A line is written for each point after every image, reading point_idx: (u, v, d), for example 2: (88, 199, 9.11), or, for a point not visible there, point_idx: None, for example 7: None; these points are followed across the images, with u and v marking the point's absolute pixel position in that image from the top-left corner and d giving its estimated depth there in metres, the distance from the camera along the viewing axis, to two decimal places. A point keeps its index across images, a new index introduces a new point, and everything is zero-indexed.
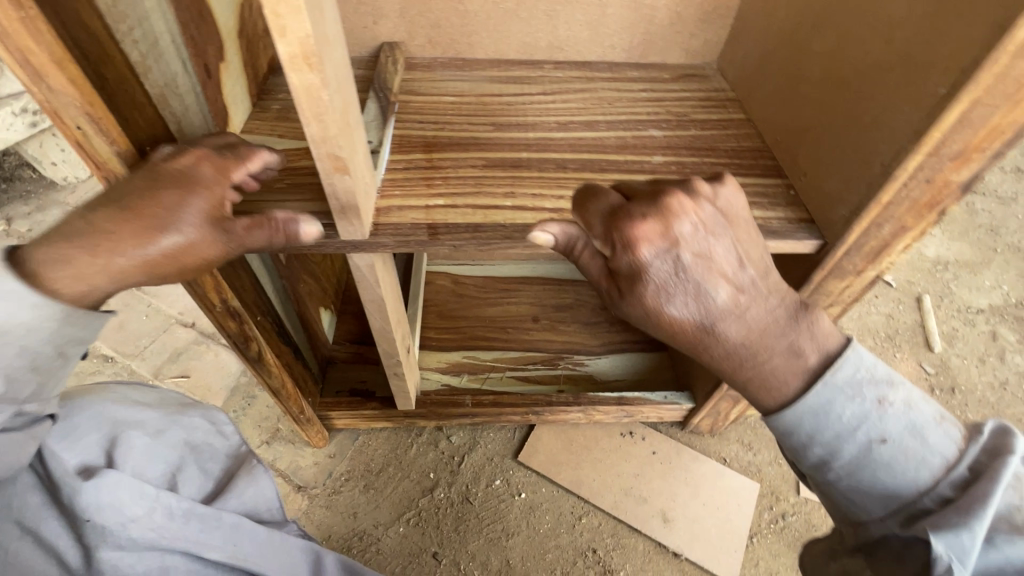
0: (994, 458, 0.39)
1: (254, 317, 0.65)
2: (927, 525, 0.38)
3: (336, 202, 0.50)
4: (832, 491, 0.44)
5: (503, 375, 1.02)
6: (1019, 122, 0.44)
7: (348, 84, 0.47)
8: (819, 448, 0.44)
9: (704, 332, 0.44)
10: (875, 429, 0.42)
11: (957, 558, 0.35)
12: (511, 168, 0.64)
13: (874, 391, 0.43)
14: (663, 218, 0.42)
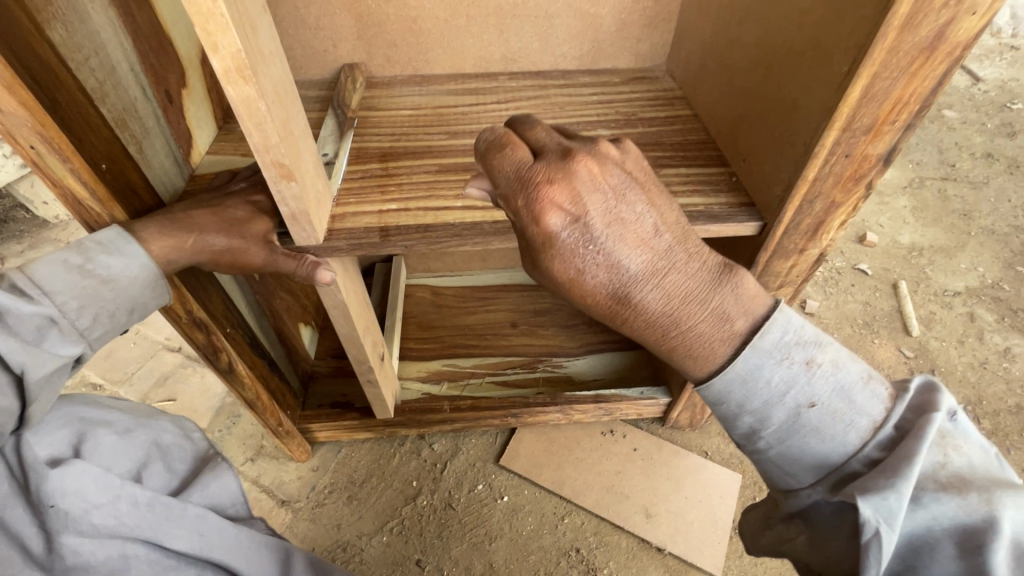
0: (919, 417, 0.39)
1: (222, 329, 0.68)
2: (856, 489, 0.37)
3: (287, 208, 0.53)
4: (763, 459, 0.43)
5: (482, 381, 1.03)
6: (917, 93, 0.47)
7: (289, 98, 0.51)
8: (750, 417, 0.42)
9: (621, 301, 0.41)
10: (805, 394, 0.40)
11: (885, 521, 0.35)
12: (462, 171, 0.66)
13: (803, 353, 0.40)
14: (569, 182, 0.40)
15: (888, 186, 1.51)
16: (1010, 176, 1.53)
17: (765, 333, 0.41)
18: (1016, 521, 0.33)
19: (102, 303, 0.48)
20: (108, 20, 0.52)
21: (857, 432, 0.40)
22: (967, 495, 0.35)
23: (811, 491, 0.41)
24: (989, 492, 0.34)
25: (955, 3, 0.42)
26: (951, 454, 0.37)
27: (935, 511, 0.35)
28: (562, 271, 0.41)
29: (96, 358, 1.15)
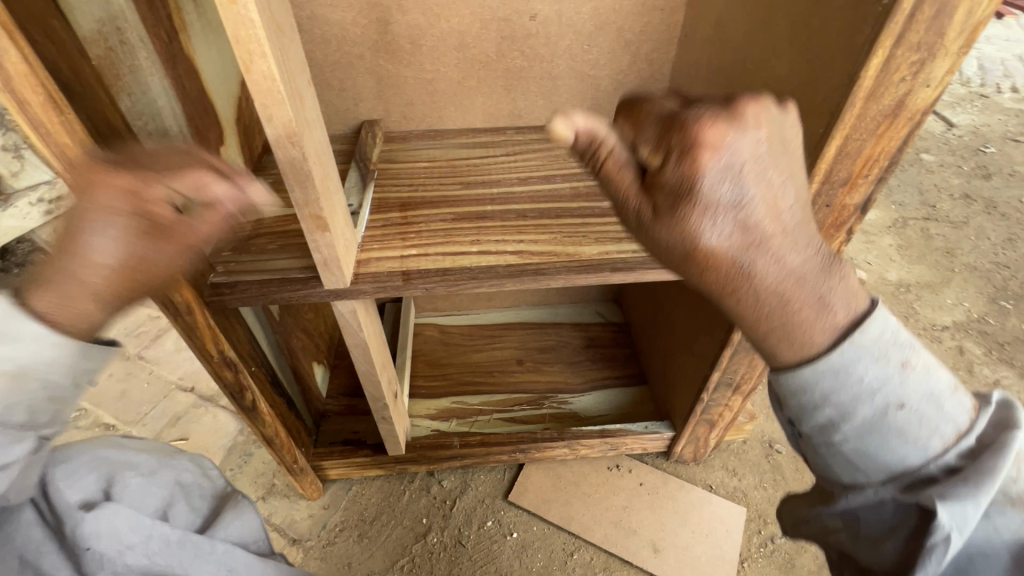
0: (1001, 432, 0.37)
1: (249, 368, 0.72)
2: (931, 490, 0.36)
3: (320, 254, 0.58)
4: (829, 451, 0.40)
5: (490, 417, 1.06)
6: (886, 152, 0.53)
7: (326, 157, 0.56)
8: (830, 409, 0.38)
9: (735, 269, 0.37)
10: (897, 394, 0.37)
11: (957, 526, 0.34)
12: (476, 219, 0.72)
13: (899, 356, 0.38)
14: (734, 122, 0.35)
15: (874, 226, 1.58)
16: (989, 215, 1.61)
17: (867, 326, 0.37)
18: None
19: (24, 394, 0.46)
20: (164, 89, 0.58)
21: (945, 436, 0.37)
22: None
23: (878, 489, 0.38)
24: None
25: (911, 78, 0.48)
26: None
27: (996, 522, 0.35)
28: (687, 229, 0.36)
29: (110, 397, 1.18)
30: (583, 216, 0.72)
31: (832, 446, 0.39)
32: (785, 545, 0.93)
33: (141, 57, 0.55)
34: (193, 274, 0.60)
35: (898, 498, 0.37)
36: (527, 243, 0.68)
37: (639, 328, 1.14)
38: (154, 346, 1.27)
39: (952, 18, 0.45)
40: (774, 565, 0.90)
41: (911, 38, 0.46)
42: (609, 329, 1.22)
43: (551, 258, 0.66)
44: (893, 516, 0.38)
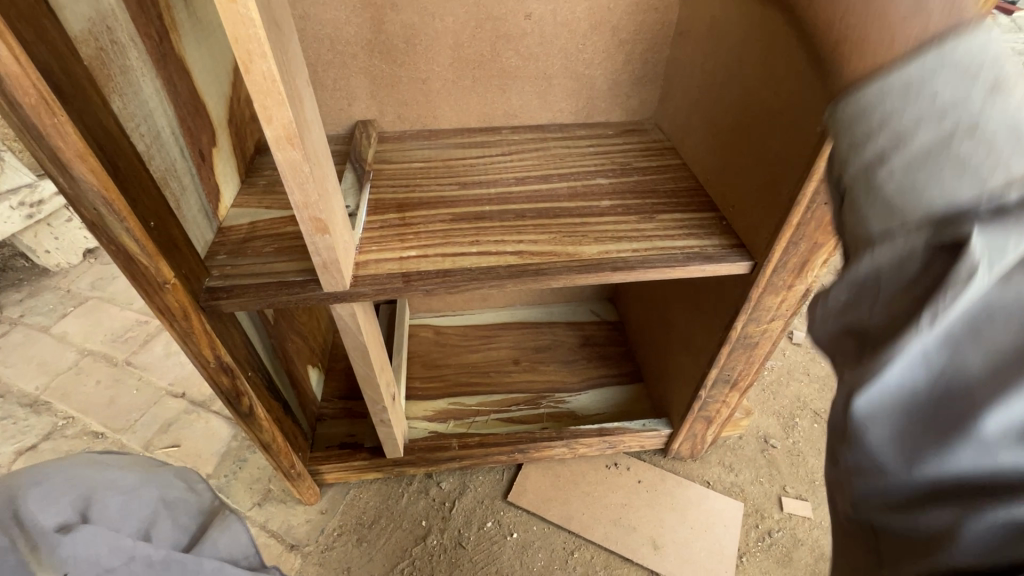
0: None
1: (245, 373, 0.70)
2: (970, 215, 0.24)
3: (320, 257, 0.57)
4: (859, 193, 0.28)
5: (488, 418, 1.06)
6: None
7: (325, 157, 0.55)
8: (882, 136, 0.27)
9: None
10: (970, 116, 0.25)
11: (990, 260, 0.24)
12: (475, 219, 0.71)
13: (988, 68, 0.25)
14: None
15: None
16: None
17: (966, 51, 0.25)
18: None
19: None
20: (156, 90, 0.57)
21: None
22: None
23: (906, 233, 0.26)
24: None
25: None
26: None
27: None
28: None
29: (98, 404, 1.15)
30: (581, 215, 0.72)
31: (864, 185, 0.28)
32: (781, 538, 0.94)
33: (132, 57, 0.53)
34: (190, 277, 0.59)
35: (927, 243, 0.26)
36: (526, 242, 0.68)
37: (634, 327, 1.15)
38: (143, 351, 1.25)
39: None
40: (772, 558, 0.91)
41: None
42: (604, 328, 1.22)
43: (551, 258, 0.66)
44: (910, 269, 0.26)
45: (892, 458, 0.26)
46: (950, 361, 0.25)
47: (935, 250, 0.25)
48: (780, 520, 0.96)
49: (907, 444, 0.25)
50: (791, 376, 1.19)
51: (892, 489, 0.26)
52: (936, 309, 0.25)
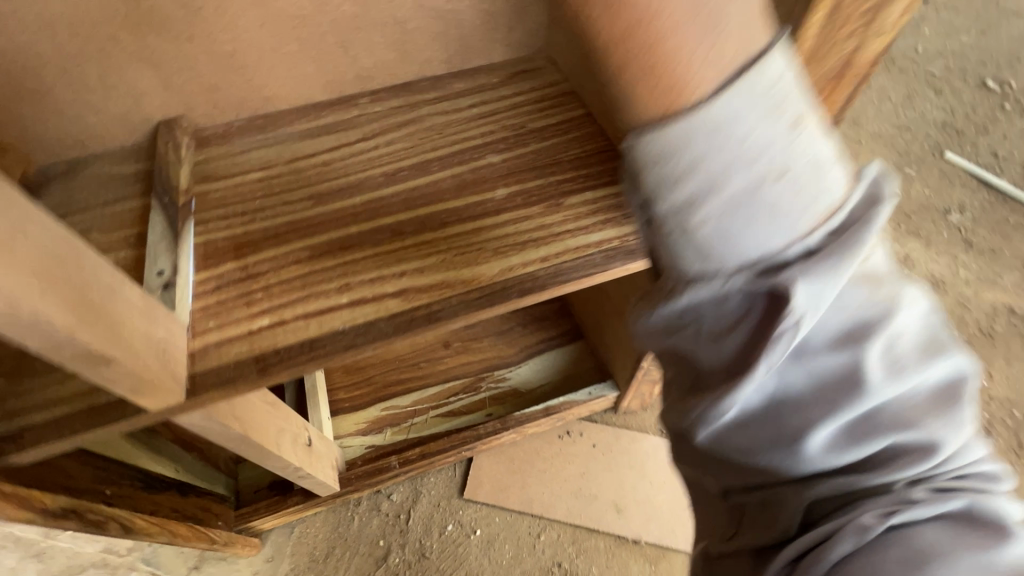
0: (872, 207, 0.28)
1: (100, 498, 0.56)
2: (792, 272, 0.27)
3: (123, 387, 0.42)
4: (680, 236, 0.28)
5: (427, 417, 0.95)
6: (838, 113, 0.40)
7: (70, 250, 0.37)
8: (695, 178, 0.26)
9: None
10: (781, 157, 0.26)
11: (810, 311, 0.28)
12: (340, 250, 0.56)
13: (790, 98, 0.26)
14: None
15: None
16: (890, 70, 1.52)
17: (769, 76, 0.25)
18: (913, 315, 0.30)
19: None
20: None
21: (828, 198, 0.28)
22: (880, 292, 0.30)
23: (729, 282, 0.28)
24: (894, 288, 0.30)
25: None
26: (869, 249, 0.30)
27: (842, 304, 0.29)
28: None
29: None
30: (471, 218, 0.58)
31: (680, 228, 0.28)
32: None
33: None
34: None
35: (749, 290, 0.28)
36: (410, 273, 0.54)
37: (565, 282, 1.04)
38: None
39: None
40: None
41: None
42: None
43: (444, 293, 0.53)
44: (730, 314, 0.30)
45: (735, 465, 0.32)
46: (773, 394, 0.30)
47: (750, 296, 0.29)
48: None
49: (745, 455, 0.31)
50: None
51: (726, 478, 0.33)
52: (771, 358, 0.29)
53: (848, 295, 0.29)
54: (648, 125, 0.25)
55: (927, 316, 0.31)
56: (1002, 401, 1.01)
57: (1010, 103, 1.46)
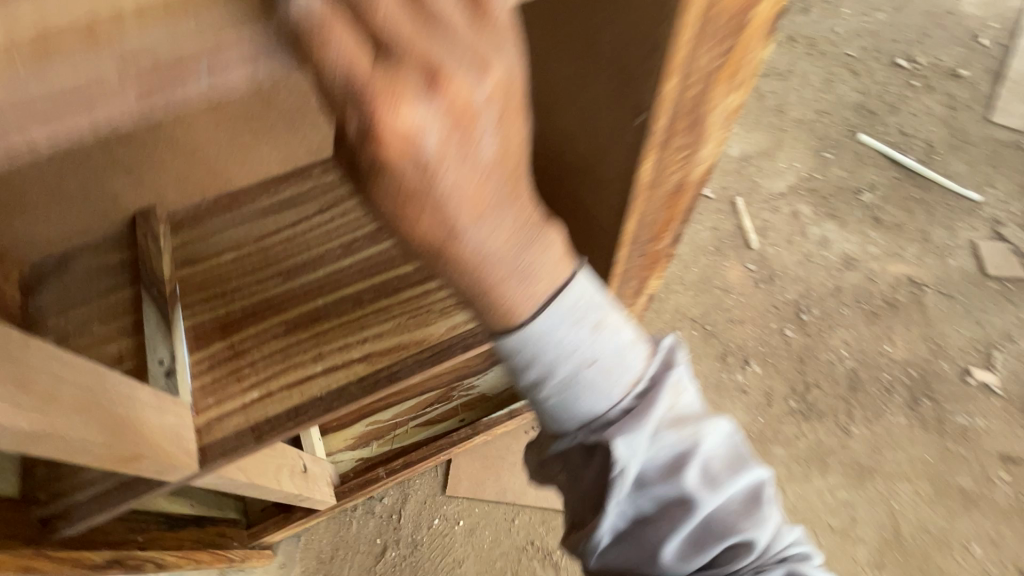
0: (661, 371, 0.41)
1: (133, 546, 0.67)
2: (611, 430, 0.39)
3: (150, 470, 0.53)
4: (537, 409, 0.40)
5: (406, 428, 1.04)
6: (680, 213, 0.52)
7: (98, 384, 0.48)
8: (530, 374, 0.38)
9: (423, 197, 0.28)
10: (589, 352, 0.37)
11: (632, 456, 0.39)
12: (311, 322, 0.67)
13: (590, 313, 0.37)
14: (437, 75, 0.24)
15: None
16: (812, 55, 1.65)
17: (572, 298, 0.36)
18: (712, 441, 0.42)
19: None
20: None
21: (630, 373, 0.39)
22: (685, 429, 0.41)
23: (576, 438, 0.41)
24: (700, 426, 0.42)
25: (682, 162, 0.44)
26: (678, 398, 0.42)
27: (664, 446, 0.41)
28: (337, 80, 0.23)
29: None
30: (419, 283, 0.69)
31: (533, 404, 0.40)
32: None
33: None
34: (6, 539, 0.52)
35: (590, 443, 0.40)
36: (371, 338, 0.66)
37: None
38: None
39: (709, 115, 0.40)
40: None
41: (673, 143, 0.41)
42: None
43: (400, 354, 0.66)
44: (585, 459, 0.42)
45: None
46: (628, 516, 0.41)
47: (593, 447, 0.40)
48: None
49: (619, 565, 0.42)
50: (668, 290, 1.28)
51: None
52: (615, 493, 0.40)
53: (663, 438, 0.41)
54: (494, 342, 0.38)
55: (728, 444, 0.43)
56: (904, 361, 1.16)
57: (917, 80, 1.59)
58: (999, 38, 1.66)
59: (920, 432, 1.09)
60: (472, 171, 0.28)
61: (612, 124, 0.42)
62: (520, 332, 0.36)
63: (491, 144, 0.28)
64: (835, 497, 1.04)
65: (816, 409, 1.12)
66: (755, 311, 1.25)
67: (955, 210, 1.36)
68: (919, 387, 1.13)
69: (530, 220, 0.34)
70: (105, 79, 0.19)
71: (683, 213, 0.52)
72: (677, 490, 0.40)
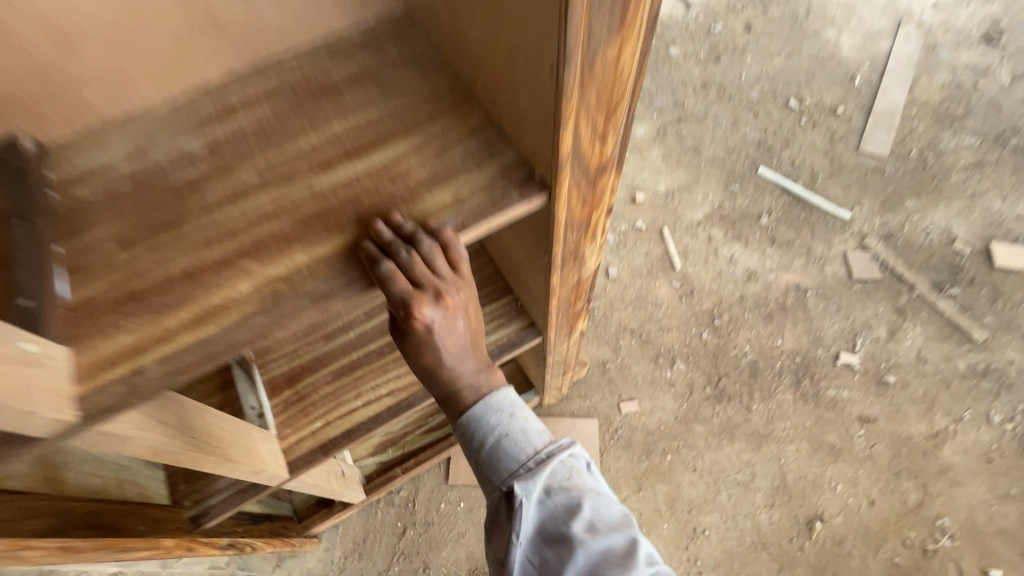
0: (554, 451, 0.72)
1: (235, 534, 0.97)
2: (517, 481, 0.70)
3: (268, 477, 0.84)
4: (480, 466, 0.74)
5: (414, 435, 1.36)
6: (585, 289, 0.86)
7: (240, 428, 0.80)
8: (474, 442, 0.73)
9: (427, 341, 0.64)
10: (505, 430, 0.73)
11: (526, 497, 0.69)
12: (350, 370, 0.98)
13: (509, 406, 0.74)
14: (440, 296, 0.61)
15: (643, 141, 1.96)
16: (721, 102, 2.05)
17: (498, 400, 0.73)
18: (590, 501, 0.68)
19: None
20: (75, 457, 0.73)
21: (531, 447, 0.72)
22: (568, 490, 0.69)
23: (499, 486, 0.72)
24: (580, 490, 0.69)
25: (577, 269, 0.78)
26: (568, 471, 0.71)
27: (553, 499, 0.69)
28: (404, 302, 0.59)
29: None
30: None
31: (476, 462, 0.74)
32: (624, 430, 1.46)
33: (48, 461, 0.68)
34: (174, 526, 0.82)
35: (505, 488, 0.71)
36: (393, 379, 0.98)
37: None
38: None
39: (585, 250, 0.74)
40: (622, 445, 1.44)
41: (568, 266, 0.74)
42: None
43: (414, 388, 0.98)
44: (506, 506, 0.71)
45: None
46: (530, 541, 0.69)
47: (508, 491, 0.71)
48: (621, 419, 1.47)
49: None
50: (613, 308, 1.62)
51: None
52: (518, 524, 0.68)
53: (553, 495, 0.69)
54: (455, 421, 0.74)
55: (604, 508, 0.69)
56: (790, 351, 1.52)
57: (805, 118, 1.99)
58: (869, 76, 2.07)
59: (801, 405, 1.45)
60: (452, 332, 0.65)
61: (535, 255, 0.75)
62: (467, 413, 0.73)
63: (460, 322, 0.66)
64: (739, 459, 1.40)
65: (725, 394, 1.48)
66: (680, 320, 1.59)
67: (831, 227, 1.73)
68: (800, 370, 1.49)
69: (475, 354, 0.72)
70: (306, 308, 0.55)
71: (587, 289, 0.86)
72: (560, 528, 0.67)
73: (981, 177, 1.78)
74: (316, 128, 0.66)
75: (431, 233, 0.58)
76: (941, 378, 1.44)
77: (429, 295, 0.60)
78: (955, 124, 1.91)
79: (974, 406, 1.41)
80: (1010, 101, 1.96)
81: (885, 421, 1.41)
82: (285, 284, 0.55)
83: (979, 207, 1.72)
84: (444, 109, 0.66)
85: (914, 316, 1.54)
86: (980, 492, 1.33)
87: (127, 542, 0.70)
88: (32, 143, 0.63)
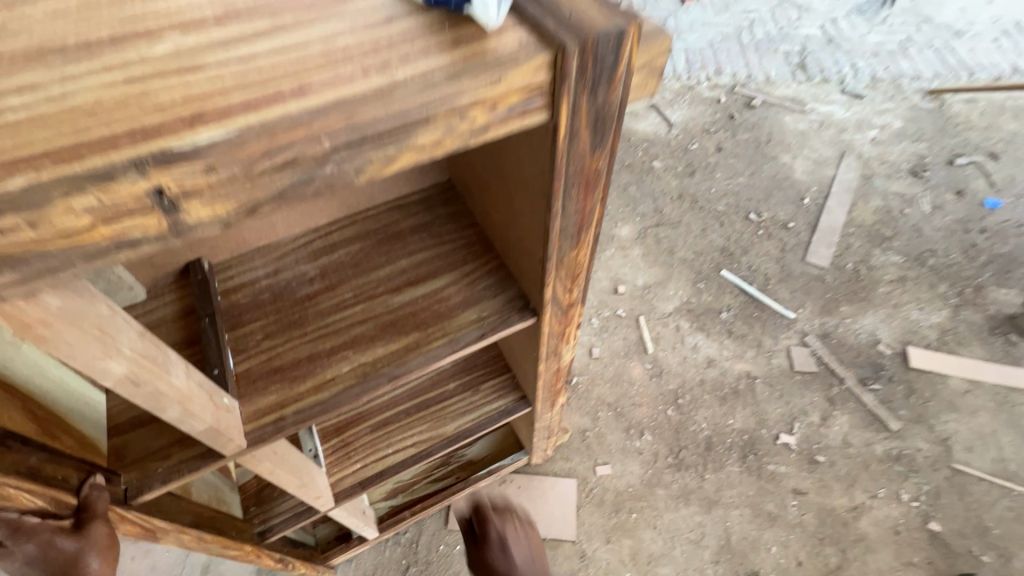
0: None
1: (283, 551, 1.25)
2: None
3: (322, 503, 1.12)
4: None
5: (423, 482, 1.63)
6: (565, 374, 1.19)
7: (311, 466, 1.09)
8: None
9: (498, 542, 1.20)
10: None
11: None
12: (384, 424, 1.29)
13: None
14: (509, 528, 1.23)
15: (626, 240, 2.34)
16: (693, 210, 2.44)
17: None
18: None
19: None
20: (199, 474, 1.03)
21: None
22: None
23: None
24: None
25: (557, 361, 1.11)
26: None
27: None
28: (485, 520, 1.23)
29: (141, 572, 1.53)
30: (438, 400, 1.32)
31: None
32: (598, 489, 1.73)
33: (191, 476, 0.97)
34: (250, 535, 1.10)
35: None
36: (416, 436, 1.27)
37: None
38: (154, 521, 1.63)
39: (563, 349, 1.07)
40: (595, 502, 1.71)
41: (551, 359, 1.08)
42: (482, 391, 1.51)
43: (432, 441, 1.26)
44: None
45: None
46: None
47: None
48: (595, 479, 1.74)
49: None
50: (594, 383, 1.94)
51: None
52: None
53: None
54: None
55: None
56: (740, 430, 1.82)
57: (762, 230, 2.36)
58: (816, 198, 2.47)
59: (746, 476, 1.73)
60: (513, 539, 1.21)
61: (529, 349, 1.09)
62: None
63: (516, 534, 1.22)
64: (692, 520, 1.67)
65: (684, 463, 1.76)
66: (649, 397, 1.90)
67: (779, 325, 2.07)
68: (747, 447, 1.78)
69: None
70: (381, 383, 0.88)
71: (565, 374, 1.18)
72: None
73: (903, 290, 2.14)
74: (389, 262, 1.01)
75: (464, 342, 0.91)
76: (862, 459, 1.74)
77: (498, 520, 1.24)
78: (884, 243, 2.29)
79: (887, 485, 1.70)
80: (931, 227, 2.34)
81: (814, 493, 1.69)
82: (370, 367, 0.89)
83: (900, 315, 2.07)
84: (474, 254, 1.01)
85: (842, 405, 1.86)
86: (889, 560, 1.58)
87: (225, 540, 0.98)
88: (208, 262, 0.99)
